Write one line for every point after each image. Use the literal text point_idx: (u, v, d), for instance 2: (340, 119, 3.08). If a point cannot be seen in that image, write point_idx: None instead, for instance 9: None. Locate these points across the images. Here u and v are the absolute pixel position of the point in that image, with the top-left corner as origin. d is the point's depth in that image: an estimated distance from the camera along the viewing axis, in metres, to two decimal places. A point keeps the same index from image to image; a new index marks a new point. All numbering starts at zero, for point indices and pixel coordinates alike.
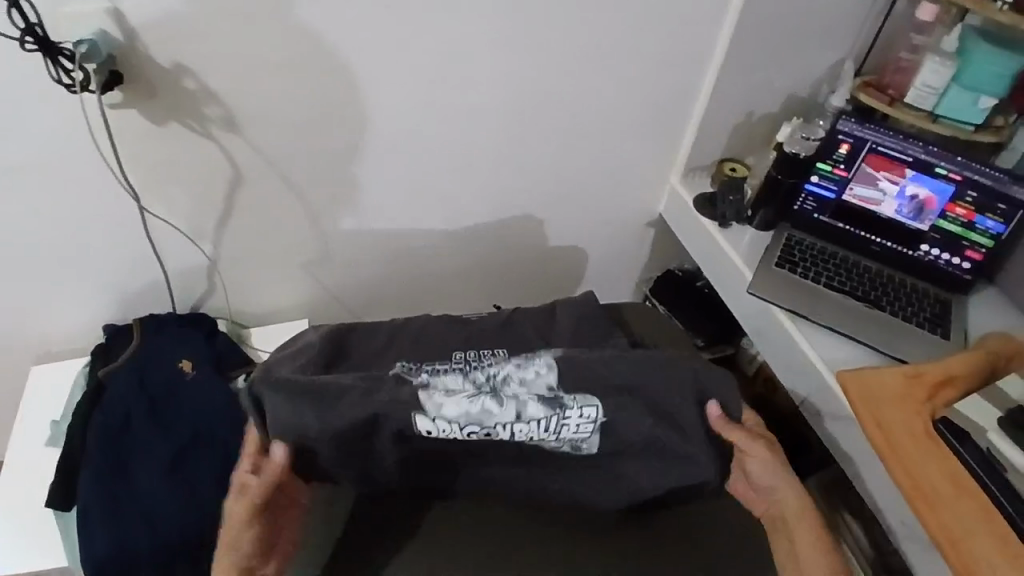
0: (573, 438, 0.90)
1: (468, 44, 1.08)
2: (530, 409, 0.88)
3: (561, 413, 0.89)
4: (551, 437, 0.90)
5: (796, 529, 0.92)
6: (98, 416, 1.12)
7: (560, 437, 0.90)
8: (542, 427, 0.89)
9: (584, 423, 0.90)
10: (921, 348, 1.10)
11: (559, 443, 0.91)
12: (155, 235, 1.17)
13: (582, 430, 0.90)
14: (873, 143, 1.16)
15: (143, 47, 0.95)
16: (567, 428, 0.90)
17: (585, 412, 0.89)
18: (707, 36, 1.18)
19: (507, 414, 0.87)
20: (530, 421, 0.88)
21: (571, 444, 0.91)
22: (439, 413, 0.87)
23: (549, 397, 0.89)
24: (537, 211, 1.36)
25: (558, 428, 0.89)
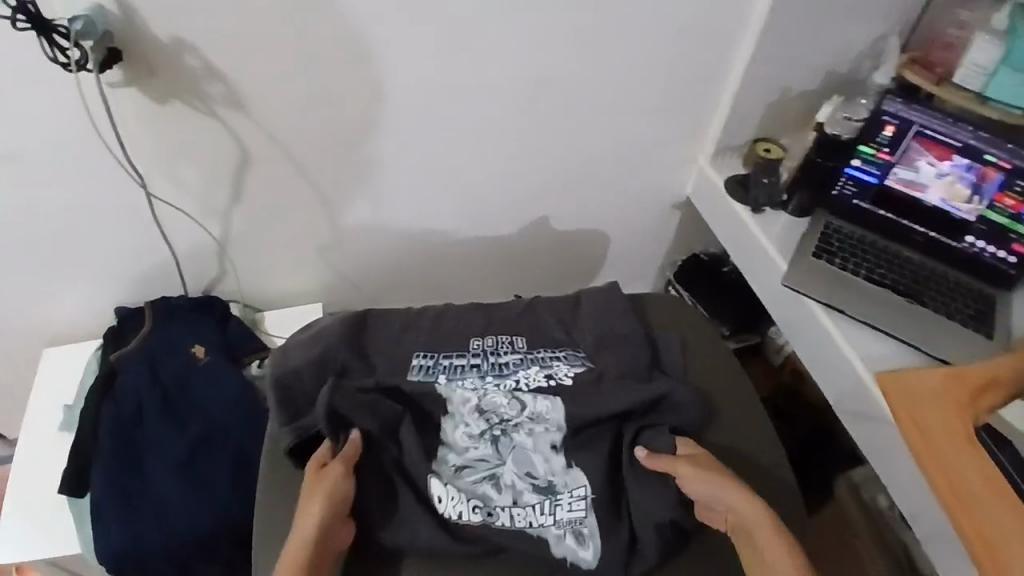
0: (570, 520, 0.92)
1: (486, 17, 1.01)
2: (527, 499, 0.93)
3: (554, 498, 0.93)
4: (549, 524, 0.92)
5: (759, 538, 0.87)
6: (110, 403, 1.10)
7: (557, 520, 0.92)
8: (537, 512, 0.93)
9: (576, 501, 0.93)
10: (964, 348, 1.04)
11: (559, 528, 0.92)
12: (162, 218, 1.13)
13: (576, 509, 0.93)
14: (920, 126, 1.07)
15: (142, 23, 0.90)
16: (562, 508, 0.93)
17: (575, 492, 0.93)
18: (744, 7, 1.09)
19: (505, 501, 0.93)
20: (526, 509, 0.93)
21: (572, 528, 0.92)
22: (447, 473, 0.95)
23: (545, 488, 0.94)
24: (557, 193, 1.31)
25: (552, 512, 0.92)
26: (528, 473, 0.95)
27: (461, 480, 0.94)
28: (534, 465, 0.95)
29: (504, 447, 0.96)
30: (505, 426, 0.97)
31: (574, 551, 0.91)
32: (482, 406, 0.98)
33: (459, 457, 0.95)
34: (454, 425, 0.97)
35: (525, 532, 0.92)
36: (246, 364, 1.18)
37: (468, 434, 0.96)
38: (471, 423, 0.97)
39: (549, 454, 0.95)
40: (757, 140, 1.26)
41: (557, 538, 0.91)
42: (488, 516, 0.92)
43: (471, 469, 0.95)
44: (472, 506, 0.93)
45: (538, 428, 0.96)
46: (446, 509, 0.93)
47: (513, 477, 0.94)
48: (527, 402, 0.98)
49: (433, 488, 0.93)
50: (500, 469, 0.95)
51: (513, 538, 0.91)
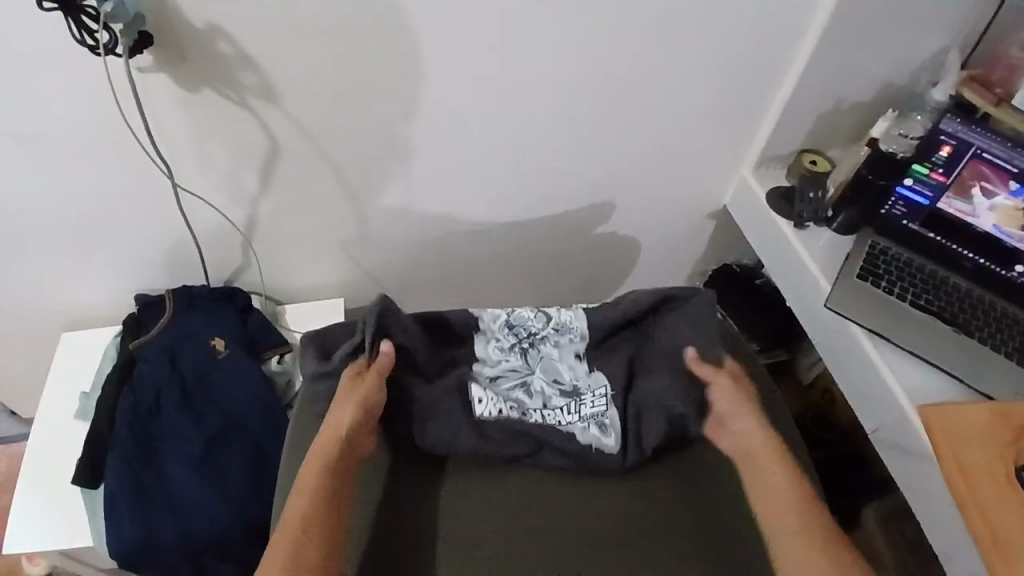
0: (595, 415, 0.98)
1: (532, 12, 0.96)
2: (556, 402, 1.00)
3: (579, 399, 1.00)
4: (576, 420, 0.98)
5: (763, 460, 0.93)
6: (127, 393, 1.08)
7: (582, 417, 0.98)
8: (566, 412, 0.99)
9: (599, 398, 0.99)
10: (1014, 386, 0.99)
11: (582, 424, 0.98)
12: (187, 206, 1.09)
13: (599, 405, 0.99)
14: (978, 148, 1.02)
15: (176, 7, 0.85)
16: (587, 405, 0.99)
17: (597, 391, 1.00)
18: (803, 13, 1.04)
19: (536, 405, 1.00)
20: (555, 409, 0.99)
21: (595, 421, 0.98)
22: (484, 387, 1.01)
23: (571, 392, 1.01)
24: (591, 196, 1.26)
25: (578, 411, 0.99)
26: (555, 380, 1.02)
27: (495, 387, 1.01)
28: (561, 372, 1.02)
29: (533, 359, 1.03)
30: (533, 339, 1.04)
31: (599, 440, 0.96)
32: (511, 321, 1.05)
33: (492, 369, 1.03)
34: (485, 340, 1.05)
35: (554, 428, 0.97)
36: (266, 358, 1.16)
37: (499, 348, 1.04)
38: (501, 337, 1.05)
39: (573, 362, 1.03)
40: (805, 151, 1.22)
41: (583, 430, 0.97)
42: (522, 416, 0.99)
43: (501, 378, 1.02)
44: (507, 406, 0.99)
45: (563, 338, 1.04)
46: (484, 408, 0.99)
47: (542, 383, 1.02)
48: (552, 315, 1.05)
49: (472, 392, 1.00)
50: (530, 377, 1.02)
51: (544, 432, 0.97)
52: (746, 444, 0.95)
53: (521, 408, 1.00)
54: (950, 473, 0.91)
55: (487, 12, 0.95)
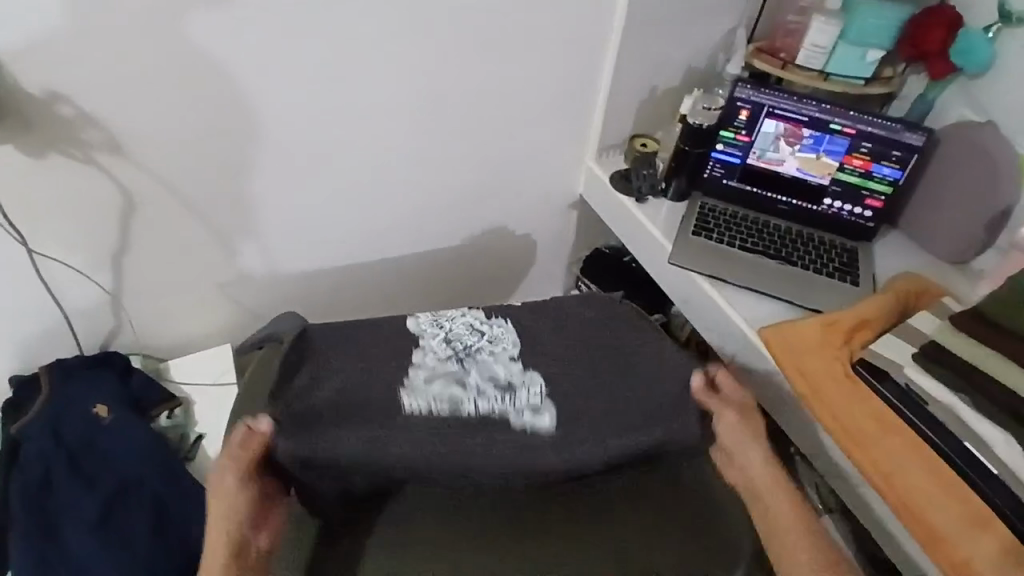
0: (530, 405, 0.88)
1: (359, 42, 1.04)
2: (489, 392, 0.89)
3: (513, 391, 0.89)
4: (509, 407, 0.87)
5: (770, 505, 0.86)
6: (15, 477, 1.04)
7: (518, 407, 0.87)
8: (499, 399, 0.88)
9: (535, 394, 0.89)
10: (837, 299, 1.14)
11: (519, 413, 0.86)
12: (49, 275, 1.09)
13: (534, 400, 0.88)
14: (769, 107, 1.19)
15: (7, 77, 0.88)
16: (521, 396, 0.89)
17: (532, 388, 0.90)
18: (603, 13, 1.18)
19: (472, 393, 0.89)
20: (489, 396, 0.88)
21: (531, 408, 0.87)
22: (417, 386, 0.88)
23: (507, 384, 0.90)
24: (458, 205, 1.35)
25: (512, 398, 0.88)
26: (490, 377, 0.92)
27: (429, 385, 0.89)
28: (496, 369, 0.93)
29: (469, 365, 0.93)
30: (469, 350, 0.96)
31: (534, 421, 0.86)
32: (448, 336, 0.97)
33: (427, 372, 0.91)
34: (422, 351, 0.94)
35: (490, 416, 0.86)
36: (154, 416, 1.16)
37: (436, 357, 0.93)
38: (438, 349, 0.95)
39: (508, 362, 0.94)
40: (636, 135, 1.36)
41: (515, 415, 0.86)
42: (456, 411, 0.86)
43: (439, 377, 0.90)
44: (439, 403, 0.87)
45: (498, 347, 0.96)
46: (414, 404, 0.86)
47: (478, 379, 0.91)
48: (484, 329, 0.99)
49: (401, 396, 0.87)
50: (465, 376, 0.91)
51: (483, 421, 0.85)
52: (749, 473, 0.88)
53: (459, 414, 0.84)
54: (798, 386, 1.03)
55: (322, 45, 1.02)
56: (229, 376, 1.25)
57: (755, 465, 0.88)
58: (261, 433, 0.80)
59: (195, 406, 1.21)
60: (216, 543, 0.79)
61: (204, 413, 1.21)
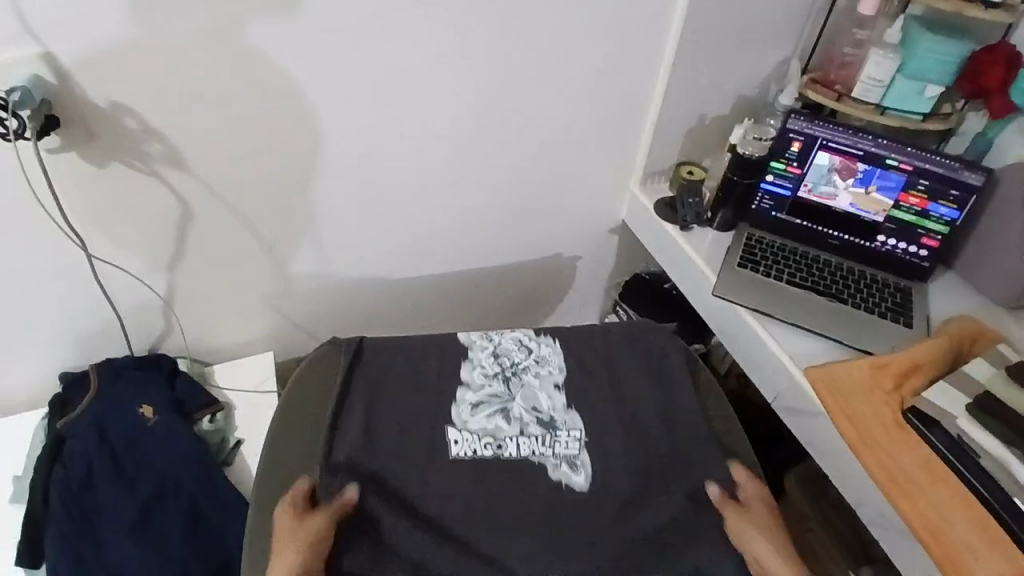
0: (567, 454, 0.99)
1: (412, 65, 1.06)
2: (532, 430, 1.01)
3: (553, 432, 1.01)
4: (549, 454, 0.99)
5: None
6: (59, 472, 1.07)
7: (556, 453, 0.99)
8: (541, 442, 1.00)
9: (573, 440, 1.01)
10: (887, 340, 1.11)
11: (556, 460, 0.99)
12: (105, 279, 1.13)
13: (572, 446, 1.00)
14: (823, 139, 1.17)
15: (76, 89, 0.91)
16: (560, 444, 1.00)
17: (572, 431, 1.02)
18: (655, 40, 1.18)
19: (514, 430, 1.01)
20: (531, 438, 1.00)
21: (567, 460, 0.99)
22: (464, 425, 1.00)
23: (548, 422, 1.02)
24: (500, 226, 1.36)
25: (552, 444, 1.00)
26: (533, 407, 1.03)
27: (475, 416, 1.01)
28: (539, 400, 1.04)
29: (514, 387, 1.06)
30: (515, 369, 1.07)
31: (570, 478, 0.97)
32: (496, 351, 1.09)
33: (475, 395, 1.04)
34: (471, 366, 1.07)
35: (529, 460, 0.99)
36: (197, 419, 1.19)
37: (483, 374, 1.06)
38: (487, 364, 1.07)
39: (553, 393, 1.05)
40: (682, 163, 1.35)
41: (553, 467, 0.98)
42: (498, 449, 0.99)
43: (485, 404, 1.03)
44: (483, 442, 0.99)
45: (544, 370, 1.07)
46: (459, 448, 0.98)
47: (522, 410, 1.03)
48: (532, 347, 1.10)
49: (448, 433, 0.99)
50: (510, 403, 1.04)
51: (520, 466, 0.98)
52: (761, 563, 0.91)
53: (499, 452, 0.99)
54: (843, 428, 1.00)
55: (375, 66, 1.04)
56: (269, 384, 1.28)
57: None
58: (351, 505, 0.92)
59: (235, 410, 1.23)
60: None
61: (243, 419, 1.23)
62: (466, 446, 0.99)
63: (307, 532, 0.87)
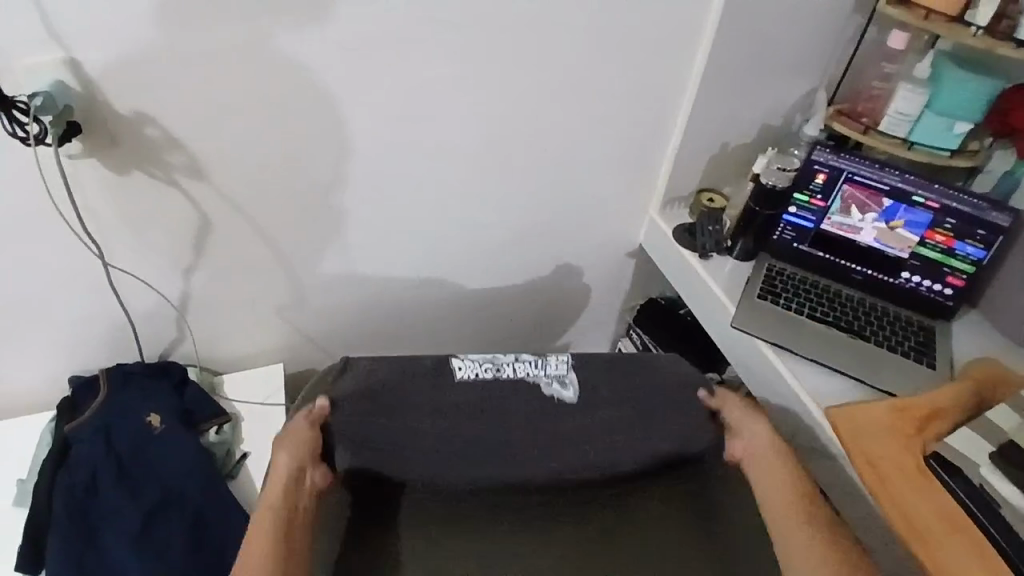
0: (557, 374, 1.05)
1: (434, 85, 1.06)
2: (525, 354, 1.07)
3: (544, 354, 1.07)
4: (542, 373, 1.05)
5: (772, 469, 0.98)
6: (63, 477, 1.07)
7: (547, 373, 1.05)
8: (533, 364, 1.06)
9: (561, 362, 1.06)
10: (909, 381, 1.08)
11: (548, 378, 1.05)
12: (120, 284, 1.13)
13: (561, 367, 1.05)
14: (849, 172, 1.15)
15: (100, 96, 0.91)
16: (551, 364, 1.05)
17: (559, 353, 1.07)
18: (680, 67, 1.16)
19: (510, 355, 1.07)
20: (526, 362, 1.06)
21: (558, 379, 1.05)
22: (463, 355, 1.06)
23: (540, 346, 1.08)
24: (515, 246, 1.34)
25: (544, 365, 1.05)
26: None
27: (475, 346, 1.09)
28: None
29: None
30: None
31: (560, 393, 1.04)
32: None
33: None
34: None
35: (525, 381, 1.04)
36: (204, 430, 1.17)
37: None
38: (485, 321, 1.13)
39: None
40: (702, 190, 1.33)
41: (546, 384, 1.04)
42: (498, 369, 1.05)
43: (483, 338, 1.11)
44: (482, 366, 1.04)
45: None
46: (464, 373, 1.04)
47: None
48: None
49: (453, 360, 1.04)
50: None
51: (518, 386, 1.04)
52: (751, 441, 1.02)
53: (497, 373, 1.04)
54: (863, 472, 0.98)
55: (397, 82, 1.04)
56: (276, 397, 1.27)
57: (760, 438, 1.02)
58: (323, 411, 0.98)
59: (243, 422, 1.22)
60: (265, 526, 0.88)
61: (250, 431, 1.22)
62: (466, 370, 1.04)
63: (301, 442, 0.95)
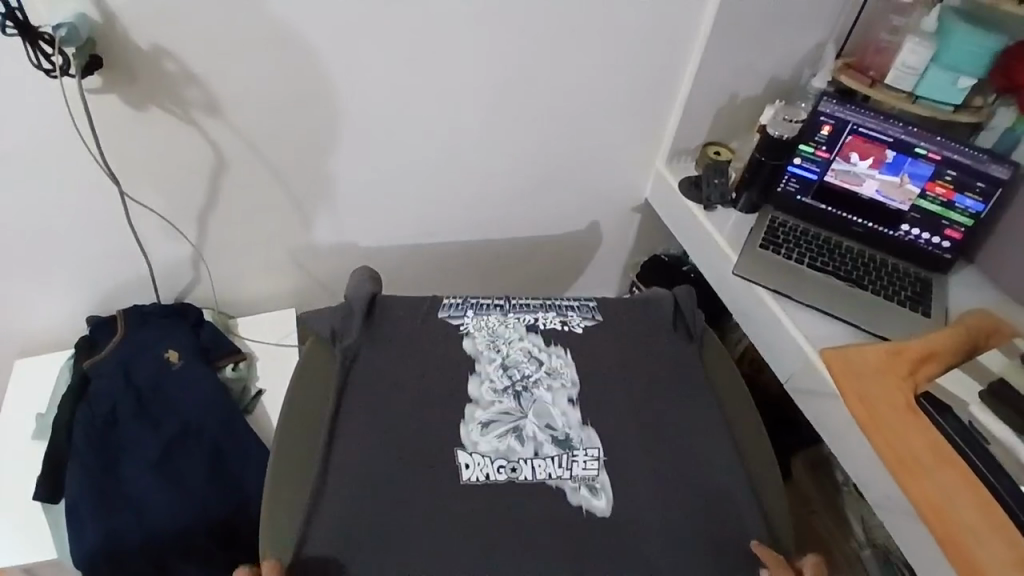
0: (585, 476, 0.92)
1: (444, 29, 1.07)
2: (546, 450, 0.95)
3: (569, 452, 0.95)
4: (567, 476, 0.92)
5: None
6: (84, 408, 1.10)
7: (573, 475, 0.93)
8: (556, 464, 0.93)
9: (590, 459, 0.94)
10: (904, 326, 1.12)
11: (573, 482, 0.92)
12: (137, 220, 1.15)
13: (590, 467, 0.94)
14: (854, 125, 1.17)
15: (121, 29, 0.93)
16: (578, 464, 0.94)
17: (588, 451, 0.95)
18: (690, 17, 1.18)
19: (528, 452, 0.94)
20: (546, 459, 0.93)
21: (585, 483, 0.92)
22: (475, 447, 0.94)
23: (563, 440, 0.96)
24: (520, 196, 1.37)
25: (569, 465, 0.93)
26: (547, 425, 0.97)
27: (486, 436, 0.95)
28: (554, 416, 0.98)
29: (526, 402, 0.99)
30: (526, 384, 1.01)
31: (589, 501, 0.90)
32: (505, 363, 1.03)
33: (485, 412, 0.98)
34: (479, 381, 1.01)
35: (545, 484, 0.92)
36: (220, 366, 1.21)
37: (492, 389, 1.00)
38: (495, 378, 1.01)
39: (567, 408, 1.00)
40: (709, 143, 1.36)
41: (572, 490, 0.91)
42: (512, 471, 0.92)
43: (496, 423, 0.97)
44: (496, 466, 0.92)
45: (556, 382, 1.02)
46: (471, 473, 0.91)
47: (535, 429, 0.97)
48: (543, 359, 1.04)
49: (459, 456, 0.93)
50: (523, 422, 0.97)
51: (536, 489, 0.91)
52: None
53: (514, 475, 0.92)
54: (856, 409, 1.02)
55: (409, 26, 1.05)
56: (288, 339, 1.30)
57: None
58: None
59: (257, 361, 1.26)
60: None
61: (263, 371, 1.25)
62: (478, 472, 0.92)
63: None
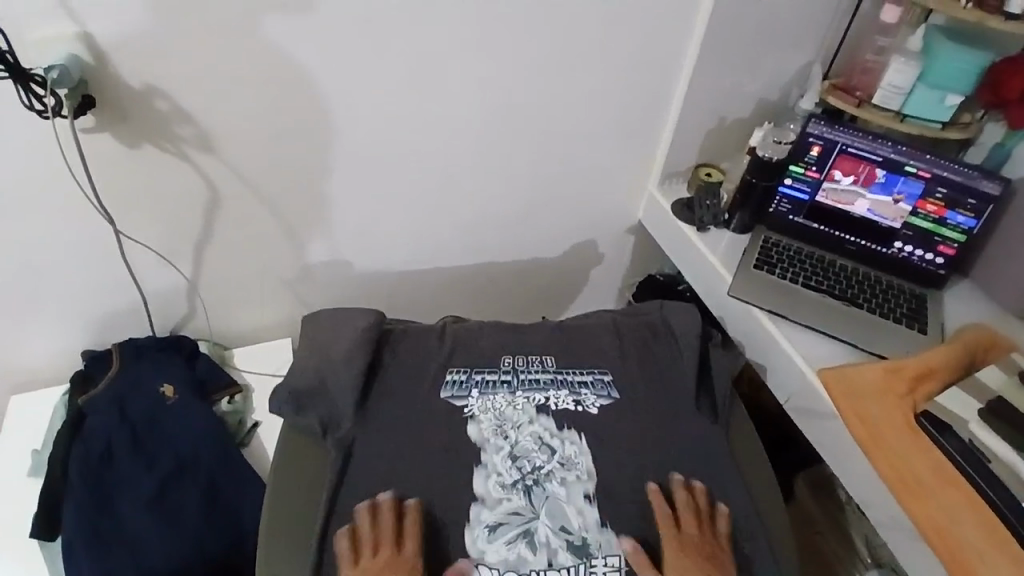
0: None
1: (433, 59, 1.08)
2: (561, 559, 0.89)
3: (588, 561, 0.89)
4: None
5: None
6: (78, 447, 1.09)
7: None
8: None
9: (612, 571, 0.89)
10: (900, 346, 1.12)
11: None
12: (131, 256, 1.15)
13: None
14: (843, 144, 1.18)
15: (112, 68, 0.94)
16: None
17: (610, 560, 0.89)
18: (676, 43, 1.19)
19: (541, 561, 0.89)
20: (561, 572, 0.88)
21: None
22: (482, 557, 0.89)
23: (580, 547, 0.90)
24: (513, 220, 1.37)
25: None
26: (562, 528, 0.91)
27: (493, 543, 0.90)
28: (568, 517, 0.92)
29: (537, 498, 0.94)
30: (538, 476, 0.96)
31: None
32: (514, 453, 0.97)
33: (492, 513, 0.92)
34: (486, 474, 0.95)
35: None
36: (216, 400, 1.21)
37: (500, 484, 0.95)
38: (504, 470, 0.96)
39: (583, 506, 0.93)
40: (700, 165, 1.37)
41: None
42: None
43: (505, 525, 0.91)
44: None
45: (570, 475, 0.96)
46: None
47: (548, 532, 0.91)
48: (556, 447, 0.98)
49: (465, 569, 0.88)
50: (535, 523, 0.92)
51: None
52: None
53: None
54: (855, 428, 1.01)
55: (400, 58, 1.06)
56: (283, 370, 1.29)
57: None
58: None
59: (253, 391, 1.26)
60: None
61: (260, 402, 1.25)
62: None
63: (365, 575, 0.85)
